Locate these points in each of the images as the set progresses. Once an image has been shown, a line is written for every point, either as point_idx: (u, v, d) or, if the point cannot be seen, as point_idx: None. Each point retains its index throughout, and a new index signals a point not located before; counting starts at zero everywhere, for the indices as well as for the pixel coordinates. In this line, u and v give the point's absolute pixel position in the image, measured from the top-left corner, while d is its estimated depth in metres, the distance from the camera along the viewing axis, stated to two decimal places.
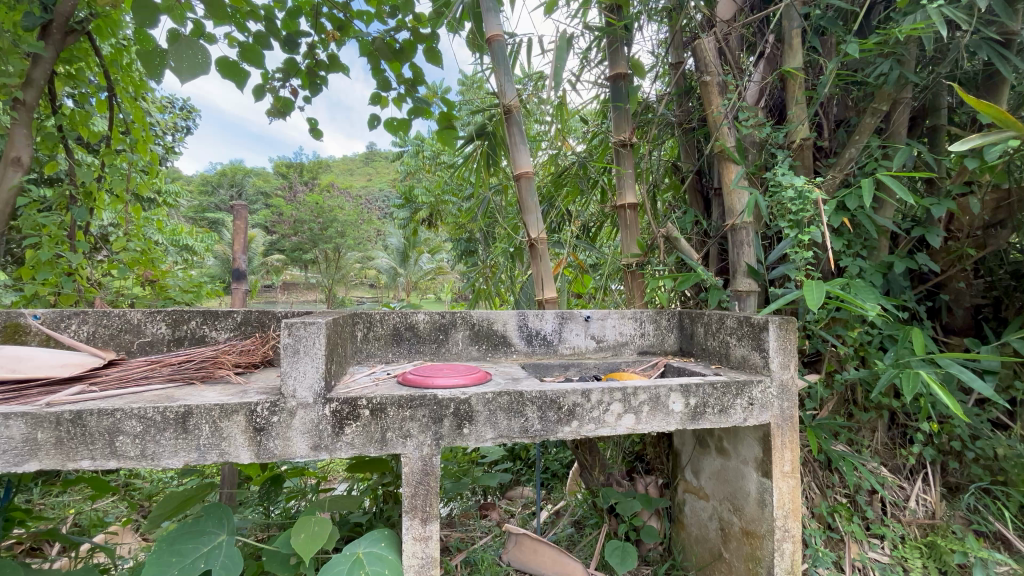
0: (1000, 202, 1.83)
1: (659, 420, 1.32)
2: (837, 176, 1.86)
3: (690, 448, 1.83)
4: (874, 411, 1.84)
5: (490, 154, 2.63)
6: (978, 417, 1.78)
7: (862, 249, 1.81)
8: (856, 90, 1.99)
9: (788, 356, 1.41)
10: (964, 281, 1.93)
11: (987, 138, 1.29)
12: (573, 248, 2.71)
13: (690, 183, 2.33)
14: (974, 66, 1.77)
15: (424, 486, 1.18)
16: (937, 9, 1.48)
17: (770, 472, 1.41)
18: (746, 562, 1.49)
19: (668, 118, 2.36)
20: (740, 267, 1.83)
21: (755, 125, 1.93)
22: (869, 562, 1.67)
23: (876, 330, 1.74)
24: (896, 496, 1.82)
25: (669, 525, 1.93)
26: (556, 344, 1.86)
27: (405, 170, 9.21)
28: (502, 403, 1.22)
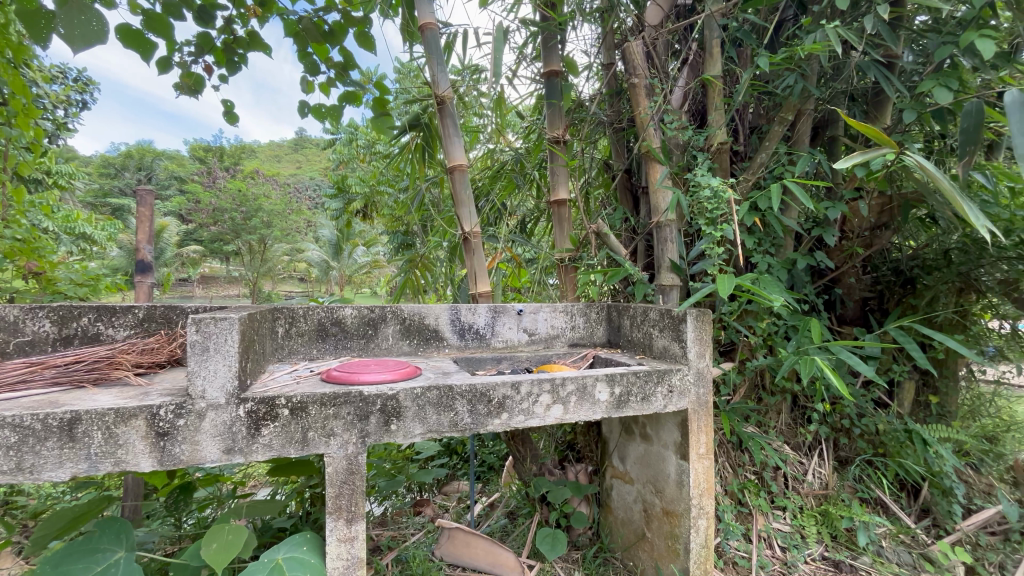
0: (884, 207, 2.06)
1: (586, 410, 1.37)
2: (750, 179, 2.01)
3: (617, 435, 1.91)
4: (779, 395, 2.01)
5: (425, 146, 2.58)
6: (863, 397, 2.01)
7: (770, 246, 1.97)
8: (767, 100, 2.16)
9: (703, 346, 1.51)
10: (855, 277, 2.16)
11: (865, 156, 1.46)
12: (509, 242, 2.73)
13: (621, 181, 2.42)
14: (865, 84, 1.97)
15: (349, 486, 1.15)
16: (834, 30, 1.63)
17: (687, 454, 1.50)
18: (666, 540, 1.58)
19: (600, 117, 2.43)
20: (664, 262, 1.93)
21: (678, 128, 2.04)
22: (772, 531, 1.84)
23: (781, 321, 1.91)
24: (796, 471, 2.00)
25: (598, 510, 2.01)
26: (489, 338, 1.87)
27: (337, 158, 8.83)
28: (432, 398, 1.21)
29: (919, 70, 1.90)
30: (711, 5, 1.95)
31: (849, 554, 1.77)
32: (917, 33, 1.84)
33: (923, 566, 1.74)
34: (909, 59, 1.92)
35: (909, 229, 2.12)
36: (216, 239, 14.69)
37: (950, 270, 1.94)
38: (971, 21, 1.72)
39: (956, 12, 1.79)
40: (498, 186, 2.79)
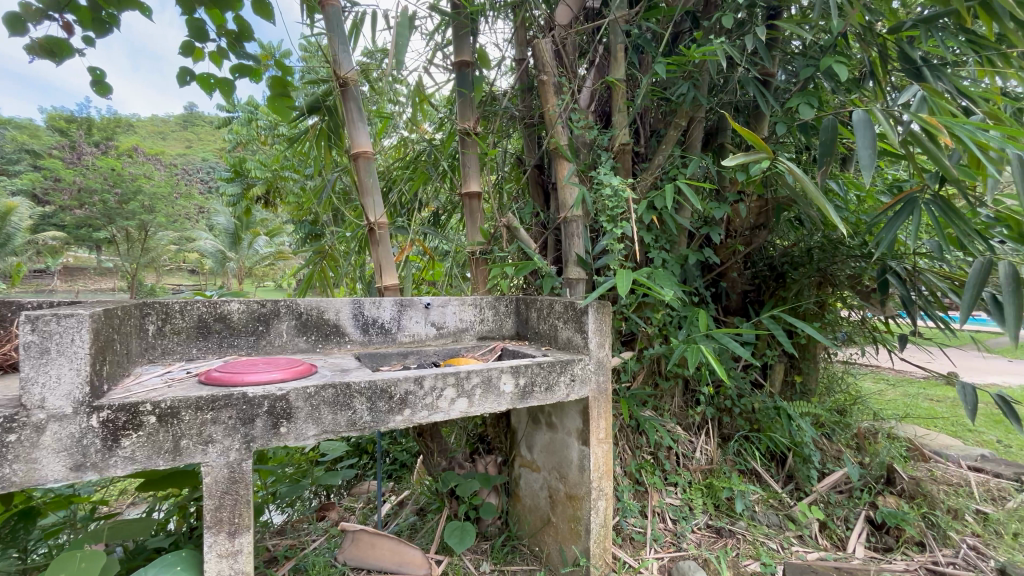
0: (761, 209, 2.29)
1: (491, 402, 1.38)
2: (649, 179, 2.13)
3: (524, 425, 1.95)
4: (672, 380, 2.17)
5: (331, 132, 2.44)
6: (743, 380, 2.24)
7: (666, 243, 2.11)
8: (664, 106, 2.30)
9: (603, 336, 1.60)
10: (737, 272, 2.39)
11: (746, 160, 1.61)
12: (420, 234, 2.66)
13: (531, 176, 2.45)
14: (746, 97, 2.18)
15: (232, 495, 1.05)
16: (721, 45, 1.78)
17: (588, 440, 1.58)
18: (569, 523, 1.65)
19: (511, 112, 2.45)
20: (571, 257, 1.99)
21: (585, 127, 2.11)
22: (665, 506, 1.99)
23: (675, 312, 2.06)
24: (686, 449, 2.18)
25: (506, 499, 2.04)
26: (395, 333, 1.82)
27: (233, 138, 8.07)
28: (327, 397, 1.15)
29: (789, 88, 2.14)
30: (615, 10, 2.04)
31: (728, 520, 1.98)
32: (788, 54, 2.07)
33: (786, 525, 1.99)
34: (782, 77, 2.16)
35: (781, 229, 2.39)
36: (83, 223, 12.75)
37: (811, 266, 2.21)
38: (829, 48, 1.98)
39: (818, 40, 2.04)
40: (408, 177, 2.71)
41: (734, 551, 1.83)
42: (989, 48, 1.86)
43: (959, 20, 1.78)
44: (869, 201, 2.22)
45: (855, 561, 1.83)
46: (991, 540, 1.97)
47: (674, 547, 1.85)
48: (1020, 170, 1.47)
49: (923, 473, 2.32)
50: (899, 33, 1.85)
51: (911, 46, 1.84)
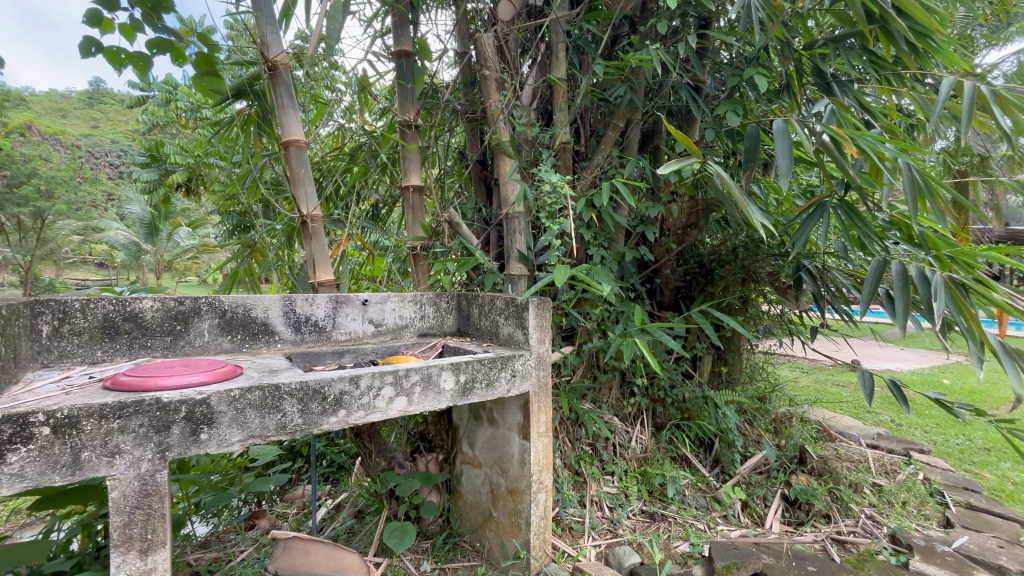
0: (692, 209, 2.42)
1: (430, 400, 1.36)
2: (588, 177, 2.18)
3: (465, 422, 1.94)
4: (610, 373, 2.25)
5: (261, 118, 2.29)
6: (675, 371, 2.36)
7: (604, 240, 2.18)
8: (603, 106, 2.36)
9: (543, 332, 1.62)
10: (670, 269, 2.50)
11: (679, 164, 1.68)
12: (358, 229, 2.57)
13: (474, 171, 2.44)
14: (679, 102, 2.29)
15: (144, 510, 0.97)
16: (655, 51, 1.85)
17: (528, 434, 1.60)
18: (510, 517, 1.67)
19: (453, 105, 2.42)
20: (513, 253, 1.99)
21: (526, 124, 2.13)
22: (603, 495, 2.06)
23: (612, 307, 2.12)
24: (623, 439, 2.27)
25: (447, 497, 2.03)
26: (330, 331, 1.74)
27: (149, 120, 7.38)
28: (254, 399, 1.08)
29: (717, 96, 2.26)
30: (556, 10, 2.06)
31: (661, 505, 2.09)
32: (717, 63, 2.19)
33: (713, 506, 2.12)
34: (711, 85, 2.28)
35: (710, 228, 2.54)
36: None
37: (736, 264, 2.37)
38: (752, 60, 2.11)
39: (743, 51, 2.18)
40: (345, 168, 2.60)
41: (665, 534, 1.93)
42: (887, 69, 2.07)
43: (862, 41, 1.96)
44: (786, 203, 2.40)
45: (772, 535, 1.99)
46: (884, 508, 2.21)
47: (610, 533, 1.92)
48: (908, 179, 1.65)
49: (830, 452, 2.56)
50: (812, 50, 2.02)
51: (822, 62, 2.01)
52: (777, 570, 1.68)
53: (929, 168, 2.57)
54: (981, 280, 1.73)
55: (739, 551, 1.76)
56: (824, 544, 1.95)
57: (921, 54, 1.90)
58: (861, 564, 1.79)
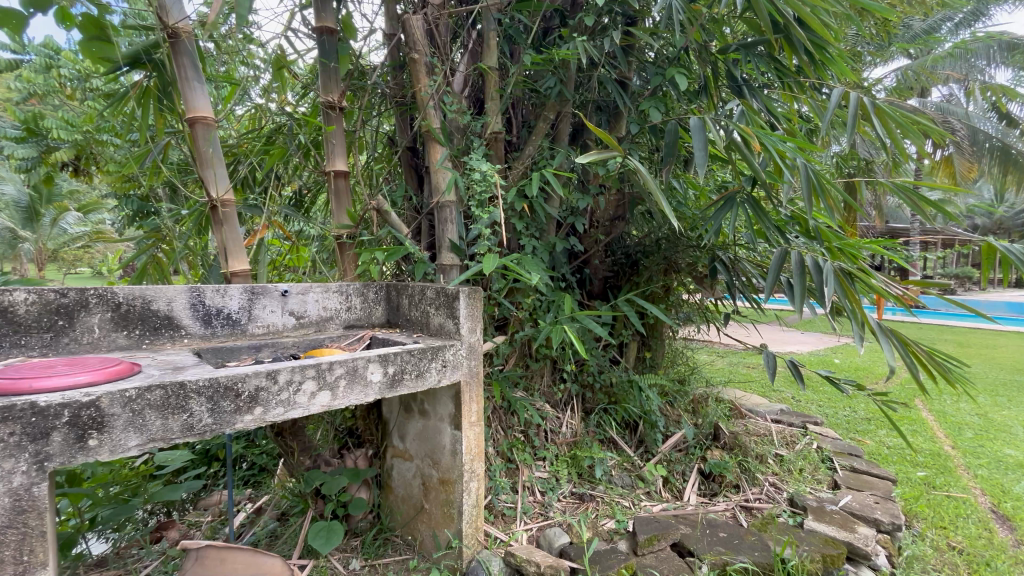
0: (619, 202, 2.51)
1: (356, 393, 1.32)
2: (520, 168, 2.19)
3: (395, 415, 1.89)
4: (542, 361, 2.29)
5: (162, 91, 2.07)
6: (603, 358, 2.45)
7: (536, 231, 2.20)
8: (534, 97, 2.38)
9: (474, 321, 1.62)
10: (599, 259, 2.59)
11: (601, 155, 1.73)
12: (278, 216, 2.41)
13: (404, 158, 2.36)
14: (607, 96, 2.35)
15: (18, 529, 0.85)
16: (582, 45, 1.89)
17: (460, 424, 1.59)
18: (442, 507, 1.66)
19: (380, 88, 2.32)
20: (444, 242, 1.96)
21: (457, 111, 2.09)
22: (534, 480, 2.11)
23: (543, 297, 2.16)
24: (554, 425, 2.33)
25: (377, 492, 1.97)
26: (245, 324, 1.63)
27: (22, 88, 6.41)
28: (154, 400, 0.99)
29: (642, 93, 2.36)
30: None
31: (589, 485, 2.17)
32: (642, 61, 2.28)
33: (637, 484, 2.24)
34: (637, 82, 2.36)
35: (636, 220, 2.64)
36: None
37: (659, 255, 2.50)
38: (674, 61, 2.22)
39: (666, 51, 2.28)
40: (262, 151, 2.42)
41: (593, 513, 2.01)
42: (790, 76, 2.25)
43: (769, 49, 2.12)
44: (703, 198, 2.56)
45: (689, 507, 2.14)
46: (784, 476, 2.45)
47: (542, 516, 1.98)
48: (806, 178, 1.82)
49: (740, 428, 2.79)
50: (726, 54, 2.16)
51: (735, 67, 2.16)
52: (693, 538, 1.81)
53: (824, 169, 2.85)
54: (864, 269, 1.94)
55: (659, 524, 1.87)
56: (733, 512, 2.13)
57: (818, 65, 2.09)
58: (764, 526, 1.97)
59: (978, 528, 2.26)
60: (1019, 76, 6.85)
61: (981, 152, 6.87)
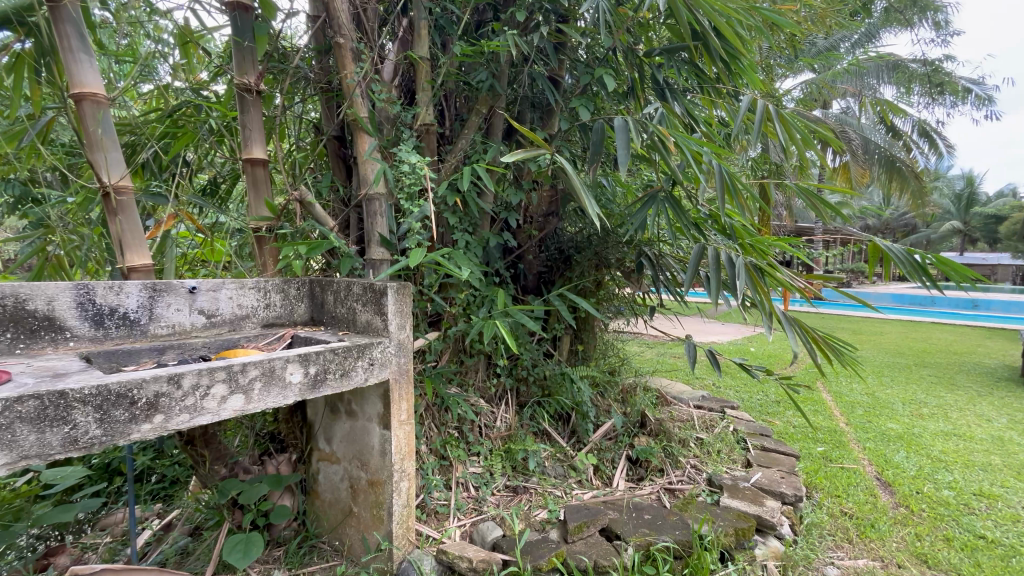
0: (551, 198, 2.56)
1: (274, 396, 1.24)
2: (452, 161, 2.16)
3: (321, 416, 1.81)
4: (476, 357, 2.29)
5: (40, 61, 1.82)
6: (537, 351, 2.49)
7: (469, 225, 2.18)
8: (467, 90, 2.36)
9: (403, 318, 1.58)
10: (532, 254, 2.62)
11: (527, 151, 1.74)
12: (188, 206, 2.22)
13: (331, 148, 2.26)
14: (539, 93, 2.38)
15: None
16: (512, 39, 1.89)
17: (389, 423, 1.55)
18: (372, 510, 1.61)
19: (303, 72, 2.19)
20: (373, 237, 1.88)
21: (387, 101, 2.02)
22: (468, 475, 2.11)
23: (477, 292, 2.14)
24: (488, 420, 2.34)
25: (303, 498, 1.88)
26: (145, 324, 1.48)
27: None
28: (28, 412, 0.87)
29: (573, 91, 2.41)
30: None
31: (523, 478, 2.20)
32: (573, 60, 2.32)
33: (569, 473, 2.31)
34: (568, 80, 2.41)
35: (568, 217, 2.70)
36: None
37: (590, 250, 2.58)
38: (603, 61, 2.28)
39: (595, 52, 2.34)
40: (169, 134, 2.21)
41: (526, 504, 2.05)
42: (708, 82, 2.40)
43: (689, 55, 2.24)
44: (630, 196, 2.66)
45: (618, 492, 2.23)
46: (704, 457, 2.63)
47: (475, 511, 1.98)
48: (721, 178, 1.94)
49: (665, 414, 2.95)
50: (651, 58, 2.25)
51: (658, 70, 2.26)
52: (620, 522, 1.89)
53: (739, 171, 3.07)
54: (771, 265, 2.11)
55: (589, 511, 1.93)
56: (658, 495, 2.25)
57: (733, 72, 2.24)
58: (685, 506, 2.09)
59: (865, 495, 2.54)
60: (902, 93, 7.74)
61: (871, 160, 7.69)
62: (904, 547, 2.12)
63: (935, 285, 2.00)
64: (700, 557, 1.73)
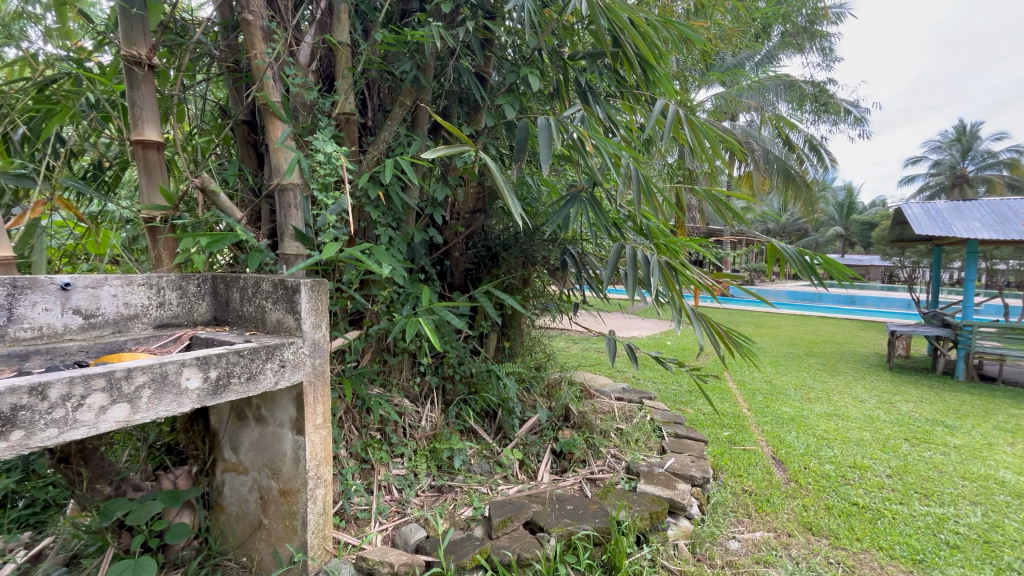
0: (478, 195, 2.55)
1: (166, 403, 1.13)
2: (375, 153, 2.07)
3: (226, 423, 1.67)
4: (400, 356, 2.22)
5: None
6: (464, 349, 2.47)
7: (393, 220, 2.11)
8: (391, 81, 2.28)
9: (319, 317, 1.49)
10: (459, 252, 2.59)
11: (451, 148, 1.70)
12: (66, 191, 1.95)
13: (240, 134, 2.10)
14: (466, 89, 2.36)
15: None
16: (437, 31, 1.86)
17: (302, 429, 1.46)
18: (284, 521, 1.52)
19: (205, 48, 2.00)
20: (287, 230, 1.76)
21: (302, 86, 1.90)
22: (391, 478, 2.05)
23: (402, 289, 2.08)
24: (413, 420, 2.29)
25: (206, 514, 1.73)
26: (2, 327, 1.29)
27: None
28: None
29: (498, 90, 2.41)
30: None
31: (448, 477, 2.18)
32: (499, 58, 2.33)
33: (495, 469, 2.32)
34: (495, 78, 2.41)
35: (495, 214, 2.71)
36: None
37: (517, 248, 2.61)
38: (529, 61, 2.31)
39: (522, 51, 2.37)
40: (42, 108, 1.93)
41: (452, 503, 2.03)
42: (628, 88, 2.51)
43: (610, 62, 2.33)
44: (555, 195, 2.72)
45: (542, 485, 2.28)
46: (623, 447, 2.75)
47: (398, 514, 1.93)
48: (638, 181, 2.03)
49: (588, 407, 3.06)
50: (574, 62, 2.32)
51: (581, 74, 2.33)
52: (543, 514, 1.93)
53: (656, 175, 3.24)
54: (683, 264, 2.25)
55: (513, 505, 1.95)
56: (580, 485, 2.33)
57: (649, 81, 2.36)
58: (605, 494, 2.18)
59: (763, 473, 2.80)
60: (795, 110, 8.61)
61: (771, 170, 8.49)
62: (793, 517, 2.37)
63: (821, 283, 2.24)
64: (617, 542, 1.82)
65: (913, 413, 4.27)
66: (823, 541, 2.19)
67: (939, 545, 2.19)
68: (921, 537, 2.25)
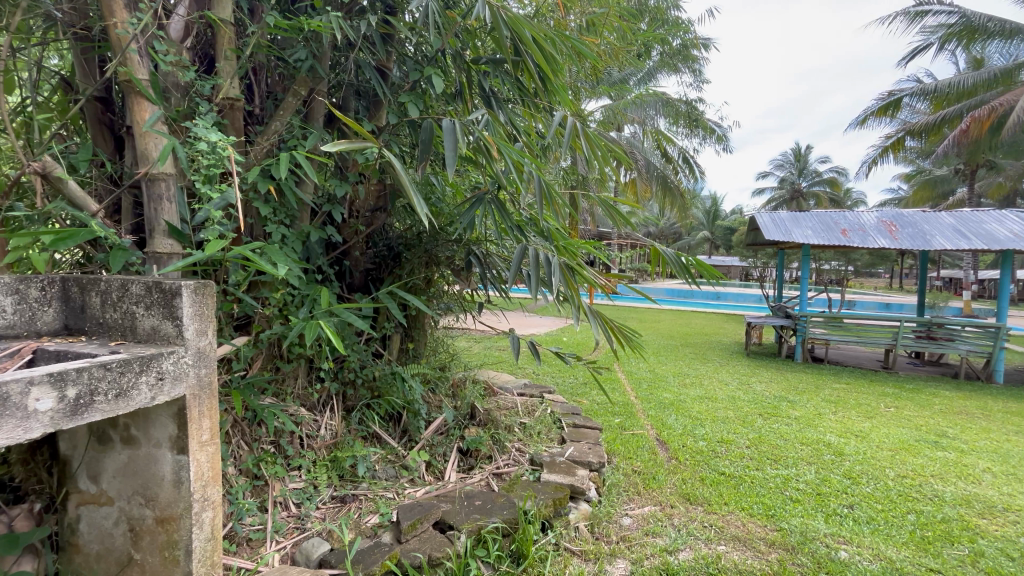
0: (378, 194, 2.48)
1: (7, 431, 0.95)
2: (264, 144, 1.91)
3: (83, 449, 1.44)
4: (295, 362, 2.08)
5: None
6: (365, 352, 2.38)
7: (286, 217, 1.96)
8: (281, 67, 2.12)
9: (203, 322, 1.35)
10: (359, 251, 2.50)
11: (351, 144, 1.61)
12: None
13: (90, 112, 1.84)
14: (366, 82, 2.27)
15: None
16: (336, 22, 1.77)
17: (185, 447, 1.31)
18: (161, 552, 1.35)
19: (45, 9, 1.69)
20: (159, 225, 1.57)
21: (175, 64, 1.69)
22: (287, 492, 1.92)
23: (297, 291, 1.95)
24: (311, 429, 2.16)
25: (55, 557, 1.48)
26: None
27: None
28: None
29: (399, 86, 2.36)
30: None
31: (352, 485, 2.10)
32: (401, 54, 2.28)
33: (400, 473, 2.28)
34: (396, 74, 2.35)
35: (397, 213, 2.65)
36: None
37: (420, 248, 2.58)
38: (431, 61, 2.29)
39: (423, 50, 2.35)
40: None
41: (356, 512, 1.96)
42: (528, 96, 2.60)
43: (511, 69, 2.40)
44: (458, 196, 2.73)
45: (450, 484, 2.29)
46: (526, 440, 2.86)
47: (297, 530, 1.82)
48: (540, 185, 2.13)
49: (492, 404, 3.12)
50: (477, 66, 2.35)
51: (484, 78, 2.37)
52: (453, 512, 1.94)
53: (553, 179, 3.39)
54: (580, 264, 2.40)
55: (421, 507, 1.93)
56: (487, 480, 2.38)
57: (548, 91, 2.48)
58: (510, 487, 2.26)
59: (649, 454, 3.10)
60: (671, 126, 9.54)
61: (651, 178, 9.32)
62: (675, 490, 2.66)
63: (694, 282, 2.53)
64: (524, 531, 1.89)
65: (764, 392, 5.00)
66: (699, 508, 2.49)
67: (785, 501, 2.60)
68: (773, 495, 2.66)
